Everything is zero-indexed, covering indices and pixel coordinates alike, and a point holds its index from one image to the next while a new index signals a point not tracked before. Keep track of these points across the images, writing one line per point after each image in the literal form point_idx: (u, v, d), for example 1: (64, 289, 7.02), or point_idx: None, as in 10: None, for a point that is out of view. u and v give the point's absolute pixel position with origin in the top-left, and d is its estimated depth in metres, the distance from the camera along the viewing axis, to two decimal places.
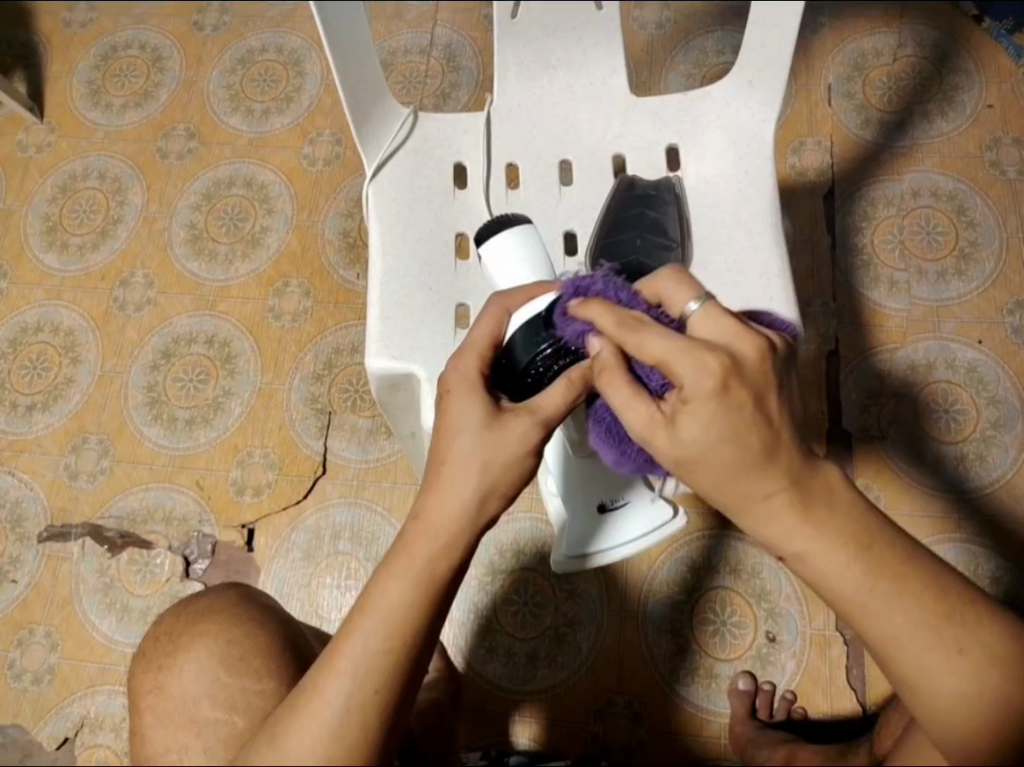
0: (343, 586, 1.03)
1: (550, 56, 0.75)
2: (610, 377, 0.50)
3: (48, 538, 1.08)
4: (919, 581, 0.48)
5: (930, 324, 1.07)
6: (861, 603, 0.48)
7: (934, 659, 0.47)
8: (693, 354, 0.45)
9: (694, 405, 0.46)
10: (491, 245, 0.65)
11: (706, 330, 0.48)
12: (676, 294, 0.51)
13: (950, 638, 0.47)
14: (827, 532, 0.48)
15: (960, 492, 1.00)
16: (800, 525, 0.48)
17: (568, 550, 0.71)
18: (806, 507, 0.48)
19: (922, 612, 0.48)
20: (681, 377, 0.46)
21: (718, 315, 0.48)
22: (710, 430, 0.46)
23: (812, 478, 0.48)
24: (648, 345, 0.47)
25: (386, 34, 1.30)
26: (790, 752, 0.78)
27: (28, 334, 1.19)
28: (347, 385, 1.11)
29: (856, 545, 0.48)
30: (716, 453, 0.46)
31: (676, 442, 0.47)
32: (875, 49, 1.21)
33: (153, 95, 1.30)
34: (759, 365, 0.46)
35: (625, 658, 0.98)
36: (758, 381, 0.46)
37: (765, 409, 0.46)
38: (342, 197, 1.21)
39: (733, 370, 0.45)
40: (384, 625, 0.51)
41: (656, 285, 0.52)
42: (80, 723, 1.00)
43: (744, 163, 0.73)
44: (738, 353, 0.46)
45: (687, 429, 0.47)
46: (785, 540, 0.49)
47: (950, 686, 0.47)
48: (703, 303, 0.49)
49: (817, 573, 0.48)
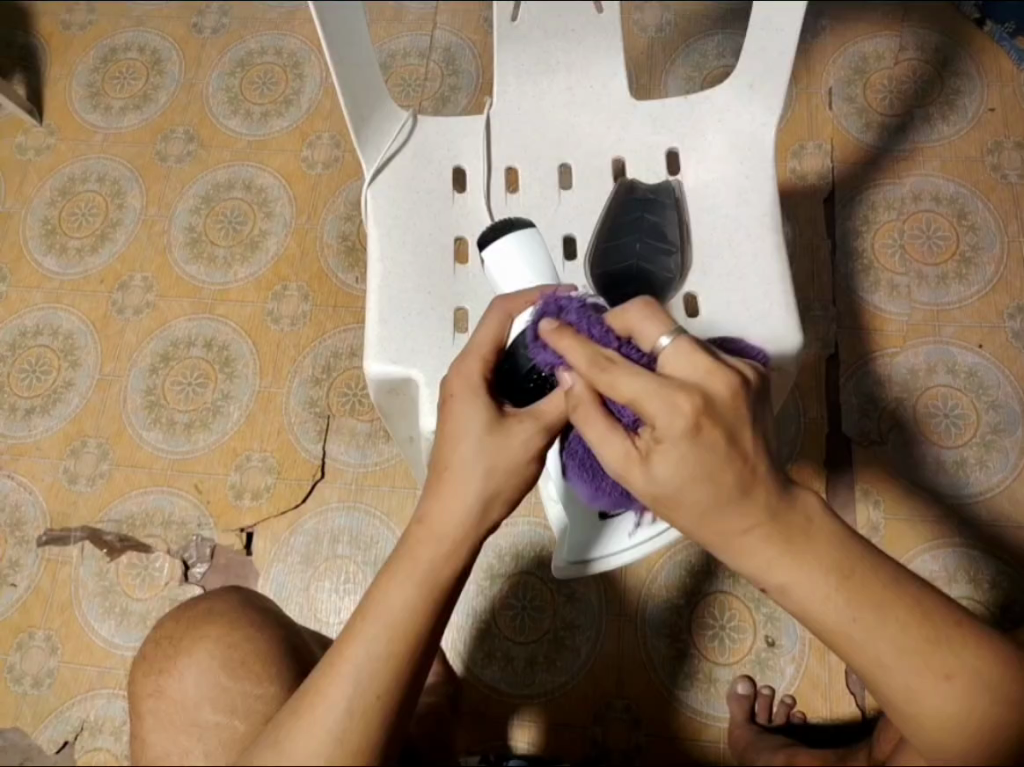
0: (341, 590, 1.03)
1: (550, 59, 0.75)
2: (585, 413, 0.49)
3: (48, 542, 1.08)
4: (900, 607, 0.48)
5: (930, 329, 1.07)
6: (846, 632, 0.48)
7: (920, 683, 0.47)
8: (664, 395, 0.45)
9: (666, 444, 0.46)
10: (493, 250, 0.65)
11: (678, 366, 0.47)
12: (646, 328, 0.50)
13: (936, 663, 0.47)
14: (809, 563, 0.48)
15: (960, 496, 1.00)
16: (780, 556, 0.48)
17: (568, 557, 0.72)
18: (787, 538, 0.48)
19: (908, 637, 0.47)
20: (653, 416, 0.46)
21: (690, 351, 0.47)
22: (683, 468, 0.46)
23: (791, 510, 0.48)
24: (619, 384, 0.47)
25: (386, 36, 1.30)
26: (789, 754, 0.78)
27: (27, 337, 1.19)
28: (346, 390, 1.11)
29: (838, 574, 0.48)
30: (688, 492, 0.47)
31: (650, 479, 0.47)
32: (875, 53, 1.21)
33: (152, 98, 1.30)
34: (730, 402, 0.46)
35: (624, 663, 0.98)
36: (731, 418, 0.46)
37: (739, 445, 0.46)
38: (342, 201, 1.20)
39: (705, 409, 0.45)
40: (386, 630, 0.50)
41: (626, 319, 0.51)
42: (80, 726, 1.00)
43: (743, 167, 0.73)
44: (709, 391, 0.46)
45: (659, 468, 0.47)
46: (767, 571, 0.48)
47: (936, 708, 0.48)
48: (674, 338, 0.49)
49: (802, 602, 0.48)
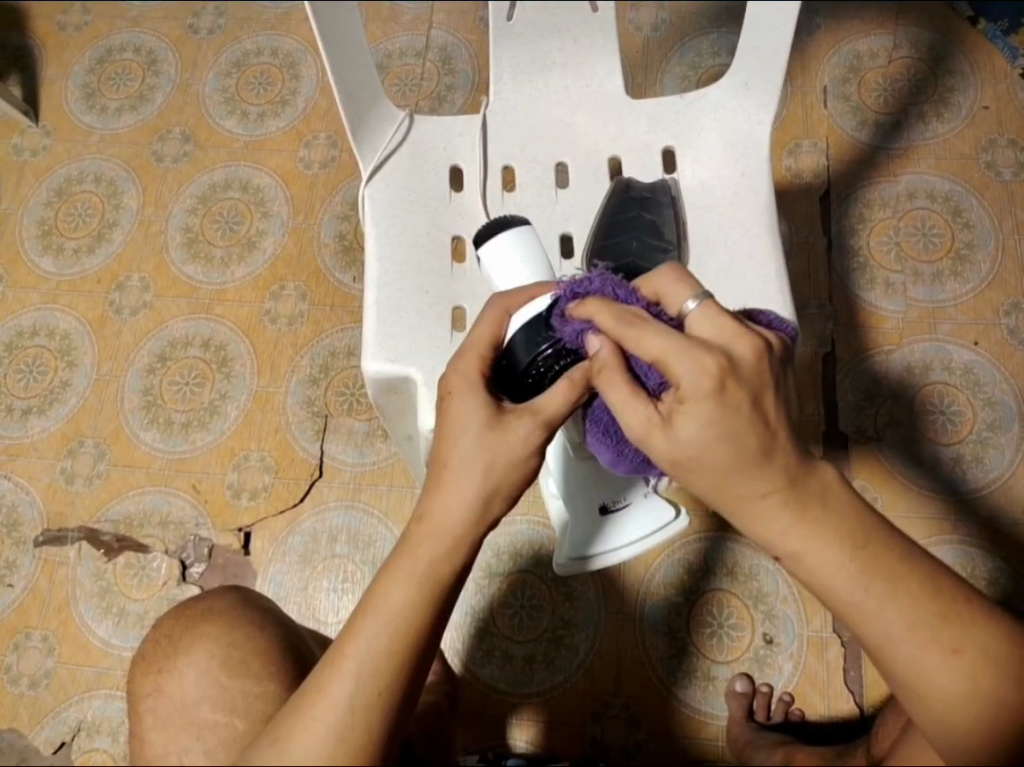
0: (339, 590, 1.03)
1: (546, 58, 0.75)
2: (609, 376, 0.49)
3: (44, 543, 1.08)
4: (912, 580, 0.48)
5: (926, 326, 1.07)
6: (857, 604, 0.47)
7: (928, 659, 0.47)
8: (693, 354, 0.45)
9: (691, 405, 0.46)
10: (492, 245, 0.65)
11: (705, 329, 0.48)
12: (675, 291, 0.51)
13: (944, 639, 0.47)
14: (824, 531, 0.47)
15: (957, 493, 1.00)
16: (794, 525, 0.48)
17: (570, 552, 0.72)
18: (802, 506, 0.48)
19: (917, 608, 0.47)
20: (678, 376, 0.46)
21: (716, 314, 0.48)
22: (708, 431, 0.46)
23: (808, 478, 0.48)
24: (647, 341, 0.47)
25: (382, 36, 1.30)
26: (788, 752, 0.77)
27: (23, 338, 1.19)
28: (343, 389, 1.11)
29: (852, 542, 0.48)
30: (711, 454, 0.46)
31: (673, 442, 0.47)
32: (870, 51, 1.21)
33: (148, 98, 1.30)
34: (754, 366, 0.46)
35: (623, 660, 0.98)
36: (754, 381, 0.46)
37: (762, 408, 0.46)
38: (339, 201, 1.21)
39: (730, 371, 0.46)
40: (390, 625, 0.50)
41: (653, 284, 0.53)
42: (77, 727, 0.99)
43: (739, 164, 0.73)
44: (734, 353, 0.46)
45: (684, 430, 0.47)
46: (782, 540, 0.48)
47: (943, 685, 0.47)
48: (701, 300, 0.50)
49: (814, 575, 0.48)
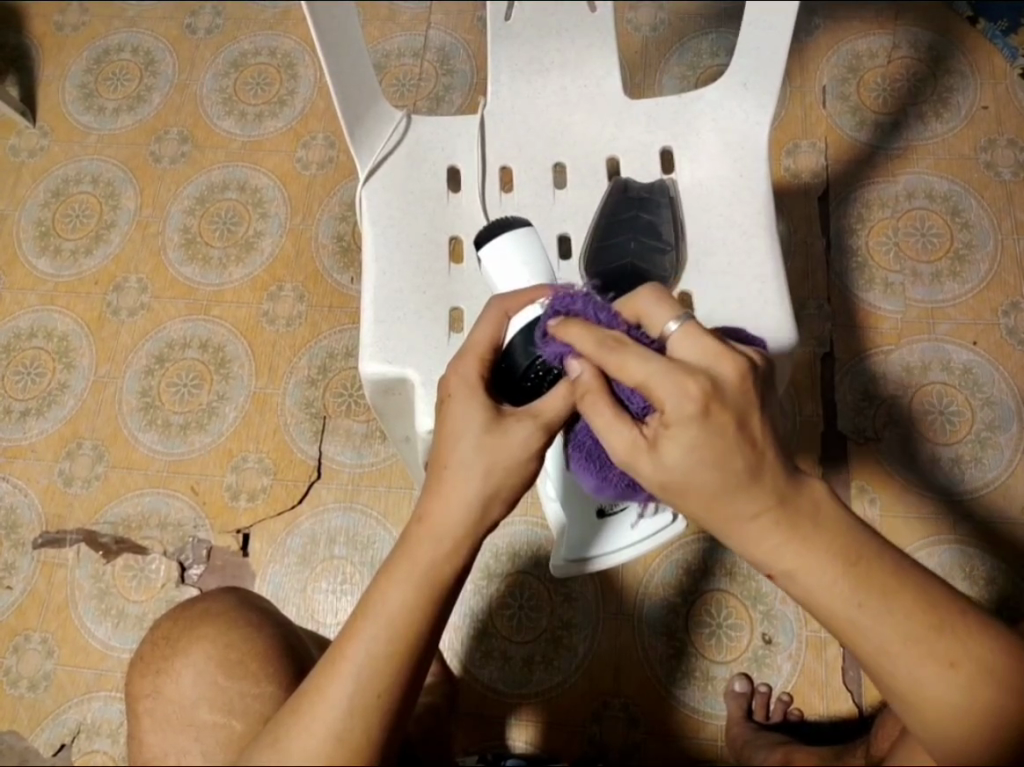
0: (339, 590, 1.03)
1: (543, 58, 0.75)
2: (594, 402, 0.50)
3: (43, 544, 1.08)
4: (905, 595, 0.48)
5: (924, 327, 1.07)
6: (851, 620, 0.48)
7: (923, 672, 0.47)
8: (673, 378, 0.45)
9: (674, 429, 0.46)
10: (491, 247, 0.65)
11: (685, 351, 0.48)
12: (656, 312, 0.51)
13: (940, 651, 0.47)
14: (815, 550, 0.48)
15: (955, 493, 1.00)
16: (785, 542, 0.48)
17: (567, 554, 0.72)
18: (793, 524, 0.48)
19: (911, 623, 0.47)
20: (661, 400, 0.46)
21: (698, 336, 0.48)
22: (691, 454, 0.46)
23: (798, 495, 0.48)
24: (629, 366, 0.47)
25: (379, 37, 1.30)
26: (785, 753, 0.77)
27: (21, 340, 1.18)
28: (342, 391, 1.11)
29: (844, 560, 0.48)
30: (696, 478, 0.47)
31: (659, 466, 0.47)
32: (868, 51, 1.21)
33: (145, 99, 1.30)
34: (738, 386, 0.47)
35: (621, 659, 0.98)
36: (739, 402, 0.46)
37: (746, 430, 0.46)
38: (336, 201, 1.20)
39: (713, 393, 0.46)
40: (387, 628, 0.50)
41: (635, 305, 0.52)
42: (77, 729, 0.99)
43: (737, 166, 0.73)
44: (716, 375, 0.46)
45: (668, 453, 0.47)
46: (773, 559, 0.49)
47: (938, 695, 0.47)
48: (683, 322, 0.50)
49: (808, 590, 0.48)
